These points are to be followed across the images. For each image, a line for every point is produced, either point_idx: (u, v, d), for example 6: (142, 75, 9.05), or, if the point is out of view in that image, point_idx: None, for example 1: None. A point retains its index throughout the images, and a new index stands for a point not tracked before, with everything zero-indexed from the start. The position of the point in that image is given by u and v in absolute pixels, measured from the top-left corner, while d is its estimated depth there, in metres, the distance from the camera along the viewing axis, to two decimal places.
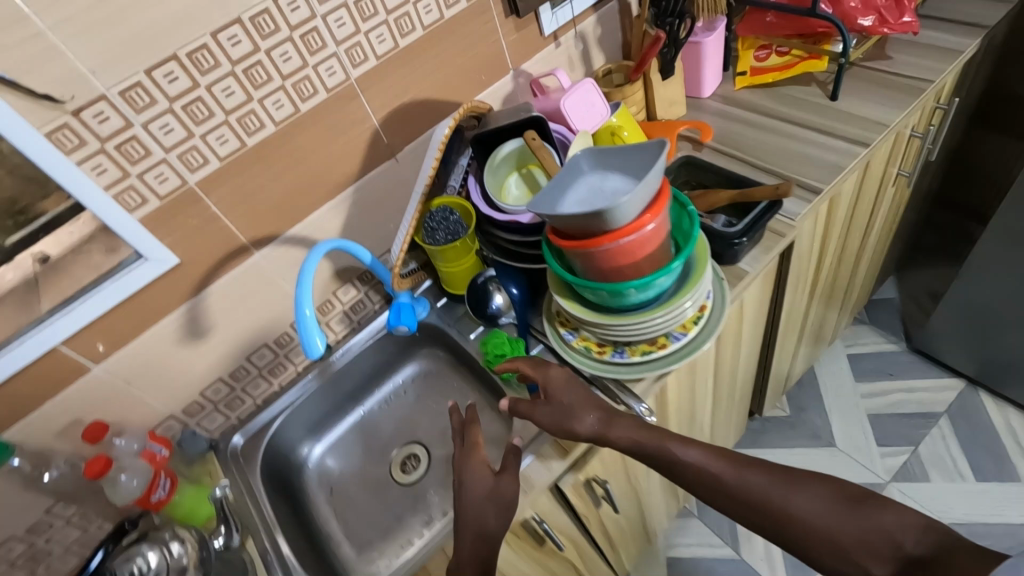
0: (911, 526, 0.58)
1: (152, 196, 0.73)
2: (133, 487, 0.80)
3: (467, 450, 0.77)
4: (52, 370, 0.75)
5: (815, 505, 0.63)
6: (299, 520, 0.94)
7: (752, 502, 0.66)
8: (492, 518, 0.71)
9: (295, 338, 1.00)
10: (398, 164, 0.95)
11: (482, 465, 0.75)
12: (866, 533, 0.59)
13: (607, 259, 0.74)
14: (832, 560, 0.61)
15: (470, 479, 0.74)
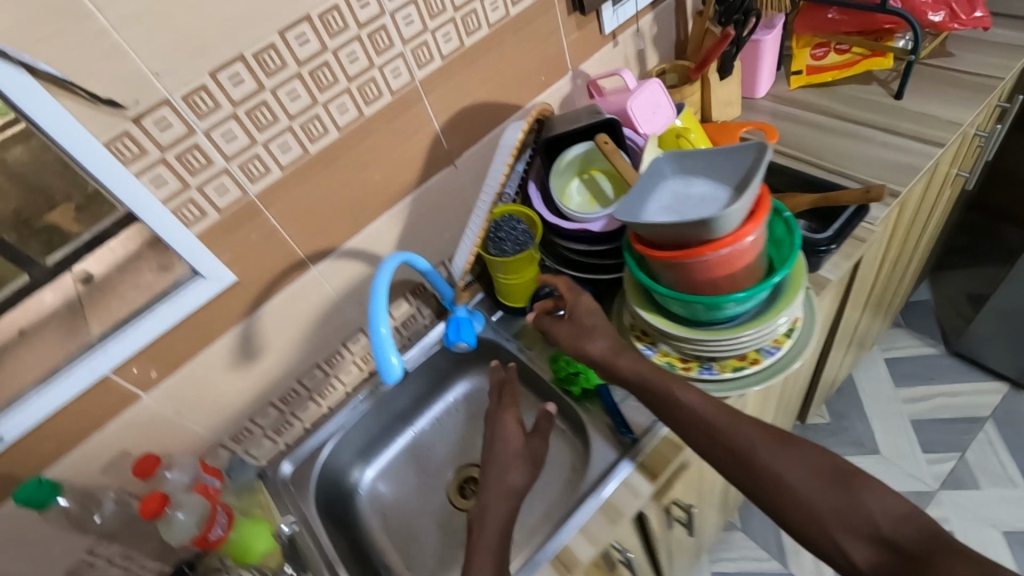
0: (895, 515, 0.55)
1: (212, 209, 0.67)
2: (190, 526, 0.74)
3: (501, 404, 0.82)
4: (101, 400, 0.69)
5: (804, 475, 0.60)
6: (356, 551, 0.89)
7: (736, 452, 0.63)
8: (514, 473, 0.73)
9: (346, 357, 0.94)
10: (457, 170, 0.89)
11: (515, 423, 0.79)
12: (847, 515, 0.57)
13: (707, 270, 0.68)
14: (808, 531, 0.58)
15: (504, 434, 0.77)
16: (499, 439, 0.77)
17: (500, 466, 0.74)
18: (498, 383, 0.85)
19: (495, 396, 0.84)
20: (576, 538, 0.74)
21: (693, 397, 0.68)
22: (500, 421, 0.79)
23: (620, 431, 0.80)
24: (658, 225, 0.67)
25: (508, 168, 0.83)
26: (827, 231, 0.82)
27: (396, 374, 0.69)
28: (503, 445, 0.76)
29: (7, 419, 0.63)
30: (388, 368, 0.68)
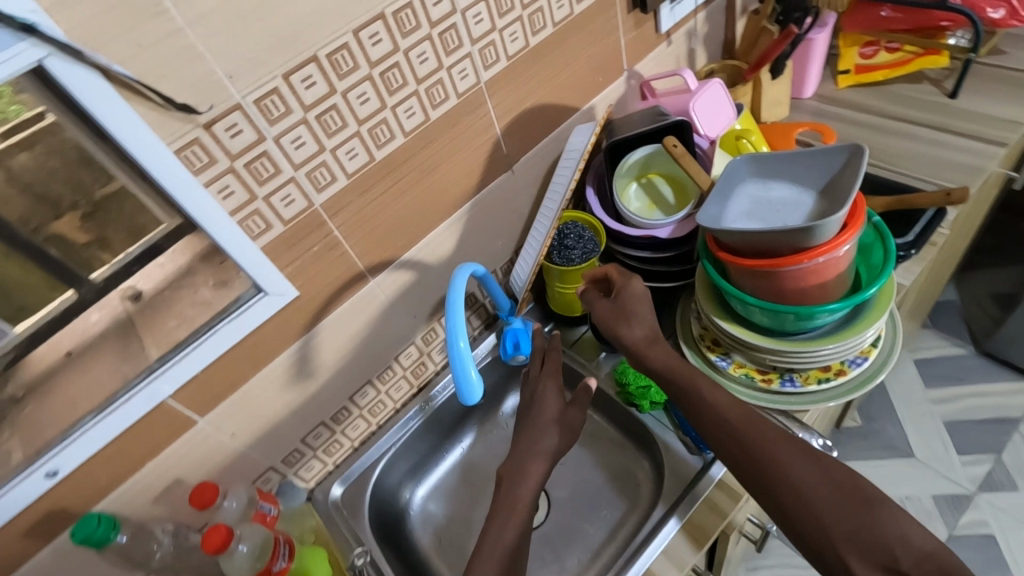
0: (917, 552, 0.51)
1: (277, 221, 0.62)
2: (253, 559, 0.69)
3: (540, 371, 0.82)
4: (158, 426, 0.65)
5: (823, 487, 0.56)
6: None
7: (754, 452, 0.60)
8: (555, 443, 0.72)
9: (397, 373, 0.89)
10: (514, 176, 0.85)
11: (555, 391, 0.77)
12: (865, 539, 0.52)
13: (801, 279, 0.65)
14: (816, 542, 0.55)
15: (545, 403, 0.76)
16: (537, 405, 0.77)
17: (532, 432, 0.73)
18: (541, 352, 0.84)
19: (538, 363, 0.83)
20: (658, 561, 0.70)
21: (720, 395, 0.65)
22: (539, 387, 0.79)
23: (698, 447, 0.77)
24: (750, 231, 0.63)
25: (576, 181, 0.80)
26: (908, 236, 0.80)
27: (477, 393, 0.66)
28: (540, 417, 0.74)
29: (60, 452, 0.58)
30: (469, 389, 0.66)
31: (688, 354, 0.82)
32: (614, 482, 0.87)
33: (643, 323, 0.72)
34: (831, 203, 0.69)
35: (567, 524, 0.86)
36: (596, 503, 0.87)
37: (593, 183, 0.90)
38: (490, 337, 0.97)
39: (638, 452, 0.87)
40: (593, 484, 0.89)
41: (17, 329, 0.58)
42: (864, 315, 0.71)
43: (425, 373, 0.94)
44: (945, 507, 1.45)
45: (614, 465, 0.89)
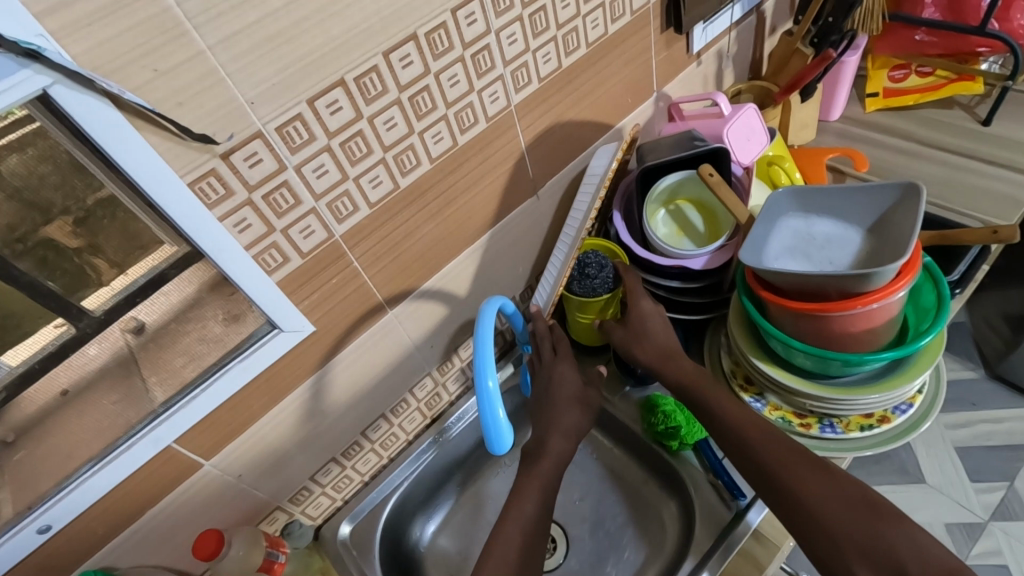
0: (935, 567, 0.47)
1: (295, 254, 0.58)
2: None
3: (551, 359, 0.75)
4: (162, 472, 0.60)
5: (826, 492, 0.54)
6: None
7: (754, 461, 0.59)
8: (574, 417, 0.70)
9: (411, 404, 0.84)
10: (539, 201, 0.81)
11: (574, 387, 0.72)
12: (870, 549, 0.49)
13: (853, 324, 0.61)
14: (822, 551, 0.52)
15: (561, 405, 0.71)
16: (553, 400, 0.71)
17: (541, 435, 0.69)
18: (548, 336, 0.77)
19: (546, 350, 0.76)
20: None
21: (730, 407, 0.63)
22: (554, 374, 0.73)
23: (732, 492, 0.73)
24: (801, 273, 0.59)
25: (599, 203, 0.76)
26: (954, 273, 0.79)
27: (506, 437, 0.63)
28: (557, 425, 0.69)
29: (53, 506, 0.54)
30: (499, 438, 0.62)
31: None
32: (639, 522, 0.83)
33: (678, 361, 0.69)
34: (883, 245, 0.65)
35: (590, 566, 0.81)
36: (619, 544, 0.82)
37: (620, 207, 0.86)
38: (508, 367, 0.92)
39: (664, 492, 0.83)
40: (615, 523, 0.84)
41: (12, 363, 0.52)
42: (914, 366, 0.66)
43: (439, 404, 0.90)
44: (959, 536, 1.35)
45: (638, 504, 0.85)
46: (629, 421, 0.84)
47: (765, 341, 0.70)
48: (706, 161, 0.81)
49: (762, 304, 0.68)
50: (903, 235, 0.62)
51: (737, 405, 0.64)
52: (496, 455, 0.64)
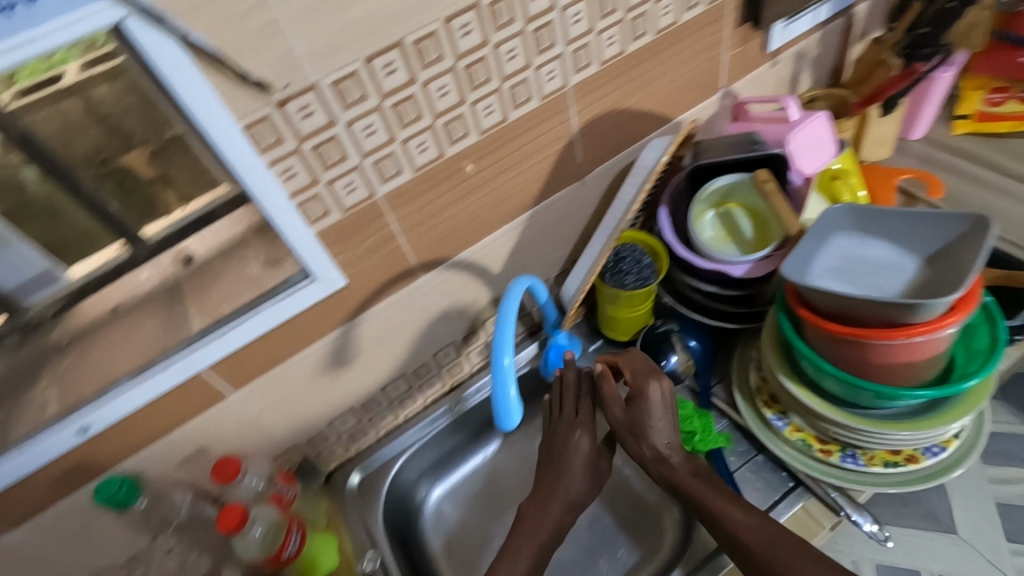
0: None
1: (336, 207, 0.60)
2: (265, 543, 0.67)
3: (566, 422, 0.75)
4: (190, 396, 0.64)
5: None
6: (410, 567, 0.82)
7: (749, 550, 0.59)
8: (576, 487, 0.71)
9: (433, 369, 0.86)
10: (584, 186, 0.80)
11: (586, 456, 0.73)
12: None
13: (891, 356, 0.58)
14: None
15: (569, 473, 0.72)
16: (564, 464, 0.72)
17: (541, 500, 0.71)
18: (575, 389, 0.78)
19: (567, 404, 0.77)
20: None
21: (737, 515, 0.61)
22: (570, 441, 0.73)
23: None
24: (842, 294, 0.56)
25: (645, 194, 0.76)
26: (1017, 319, 0.73)
27: (516, 417, 0.67)
28: (559, 491, 0.71)
29: (93, 409, 0.58)
30: (507, 415, 0.66)
31: (740, 405, 0.77)
32: (639, 521, 0.83)
33: (674, 457, 0.69)
34: (940, 277, 0.61)
35: (583, 558, 0.82)
36: (614, 541, 0.82)
37: (667, 203, 0.83)
38: (531, 346, 0.92)
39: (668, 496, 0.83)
40: (613, 520, 0.84)
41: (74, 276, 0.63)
42: (955, 409, 0.62)
43: (460, 373, 0.91)
44: None
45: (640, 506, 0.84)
46: None
47: (797, 360, 0.67)
48: (763, 166, 0.79)
49: (799, 322, 0.65)
50: (963, 268, 0.58)
51: (738, 504, 0.62)
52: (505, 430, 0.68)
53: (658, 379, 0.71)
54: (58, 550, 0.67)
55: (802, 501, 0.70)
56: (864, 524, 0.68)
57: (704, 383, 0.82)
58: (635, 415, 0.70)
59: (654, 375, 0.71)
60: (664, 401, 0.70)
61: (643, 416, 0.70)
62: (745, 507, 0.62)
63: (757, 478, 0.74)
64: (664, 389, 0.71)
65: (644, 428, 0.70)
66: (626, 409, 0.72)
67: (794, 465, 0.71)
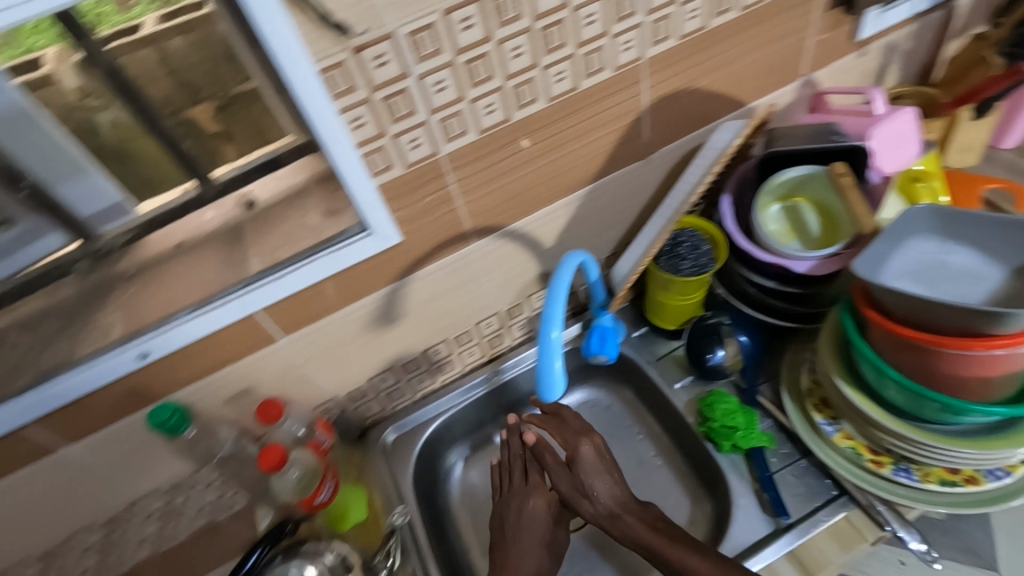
0: None
1: (400, 162, 0.60)
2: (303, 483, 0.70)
3: (513, 495, 0.74)
4: (243, 336, 0.65)
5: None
6: (436, 528, 0.83)
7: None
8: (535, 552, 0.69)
9: (474, 337, 0.86)
10: (647, 166, 0.78)
11: (544, 522, 0.71)
12: None
13: (965, 368, 0.54)
14: None
15: (526, 540, 0.70)
16: (522, 532, 0.70)
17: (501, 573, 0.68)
18: (521, 457, 0.77)
19: (519, 469, 0.76)
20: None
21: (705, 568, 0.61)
22: (526, 509, 0.72)
23: (775, 510, 0.69)
24: (920, 298, 0.53)
25: (710, 179, 0.74)
26: None
27: (557, 388, 0.67)
28: (519, 556, 0.68)
29: (154, 336, 0.60)
30: (551, 385, 0.66)
31: (788, 407, 0.74)
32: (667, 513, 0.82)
33: (626, 514, 0.69)
34: None
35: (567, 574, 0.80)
36: (590, 560, 0.80)
37: (731, 192, 0.80)
38: (574, 326, 0.92)
39: (701, 490, 0.81)
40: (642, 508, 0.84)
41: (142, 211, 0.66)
42: None
43: (501, 345, 0.91)
44: None
45: (670, 497, 0.83)
46: (681, 411, 0.82)
47: (857, 363, 0.64)
48: (839, 159, 0.75)
49: (864, 324, 0.62)
50: None
51: (697, 551, 0.63)
52: (545, 400, 0.68)
53: (590, 437, 0.74)
54: (110, 469, 0.70)
55: (845, 510, 0.67)
56: (911, 542, 0.64)
57: (750, 380, 0.80)
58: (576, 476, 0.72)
59: (586, 435, 0.74)
60: (598, 456, 0.72)
61: (585, 477, 0.71)
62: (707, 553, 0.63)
63: (799, 482, 0.71)
64: (596, 446, 0.73)
65: (587, 488, 0.70)
66: (571, 477, 0.72)
67: (839, 473, 0.68)
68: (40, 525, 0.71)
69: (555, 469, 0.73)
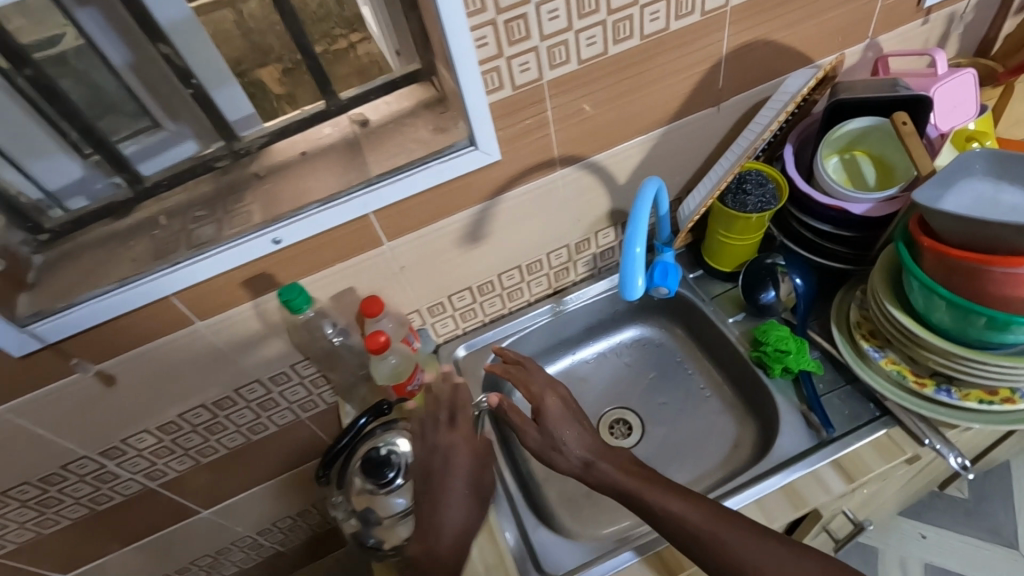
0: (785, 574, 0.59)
1: (509, 83, 0.68)
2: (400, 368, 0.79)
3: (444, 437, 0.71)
4: (356, 235, 0.74)
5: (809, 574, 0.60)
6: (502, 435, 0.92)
7: (699, 539, 0.63)
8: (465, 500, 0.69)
9: (544, 267, 0.94)
10: (717, 114, 0.85)
11: (468, 472, 0.69)
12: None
13: (1009, 287, 0.60)
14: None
15: (450, 489, 0.68)
16: (448, 479, 0.69)
17: (437, 516, 0.67)
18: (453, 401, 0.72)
19: (443, 417, 0.72)
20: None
21: (679, 505, 0.65)
22: (452, 459, 0.69)
23: (821, 425, 0.77)
24: (975, 219, 0.59)
25: (778, 124, 0.79)
26: None
27: (637, 294, 0.73)
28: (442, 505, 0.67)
29: (287, 225, 0.69)
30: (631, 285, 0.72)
31: (837, 338, 0.81)
32: (711, 435, 0.91)
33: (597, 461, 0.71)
34: None
35: (567, 513, 0.87)
36: None
37: (793, 143, 0.87)
38: None
39: (745, 414, 0.90)
40: (686, 430, 0.93)
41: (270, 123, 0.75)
42: None
43: (565, 279, 0.99)
44: None
45: (716, 424, 0.92)
46: (734, 343, 0.89)
47: (908, 292, 0.70)
48: (902, 109, 0.78)
49: (916, 253, 0.68)
50: None
51: (680, 496, 0.66)
52: (625, 297, 0.73)
53: (554, 389, 0.77)
54: (228, 351, 0.80)
55: (886, 428, 0.74)
56: (949, 457, 0.71)
57: (801, 317, 0.86)
58: (546, 430, 0.74)
59: (550, 389, 0.77)
60: (563, 407, 0.75)
61: (556, 427, 0.73)
62: (685, 498, 0.66)
63: (844, 404, 0.78)
64: (563, 399, 0.77)
65: (558, 441, 0.73)
66: (539, 429, 0.75)
67: (883, 394, 0.75)
68: (164, 396, 0.81)
69: (521, 419, 0.75)
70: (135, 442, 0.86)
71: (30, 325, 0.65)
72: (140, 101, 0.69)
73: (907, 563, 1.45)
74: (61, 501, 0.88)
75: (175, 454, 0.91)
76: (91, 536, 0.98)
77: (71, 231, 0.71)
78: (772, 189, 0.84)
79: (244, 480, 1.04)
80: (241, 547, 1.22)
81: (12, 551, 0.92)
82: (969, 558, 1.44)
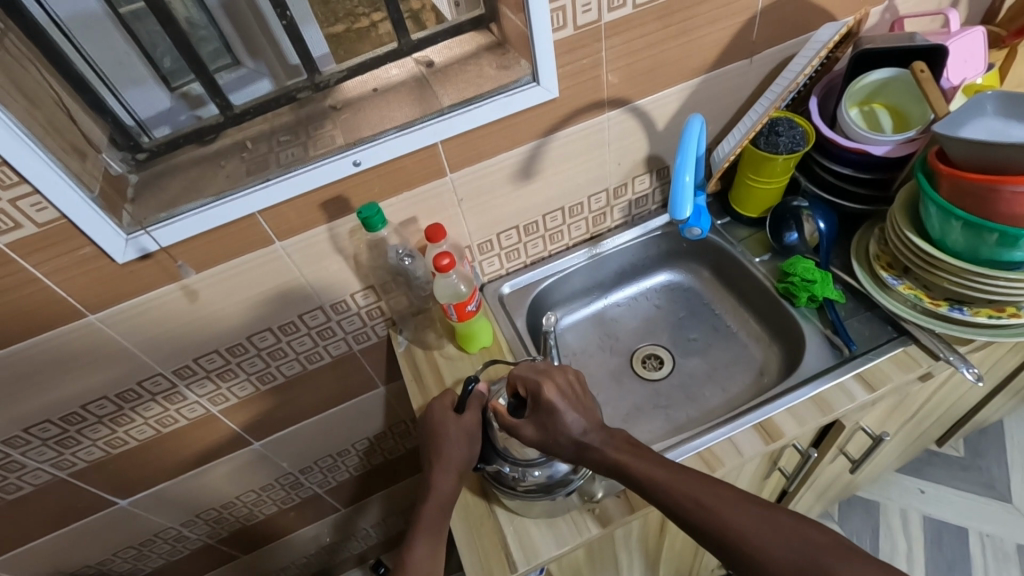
0: (784, 550, 0.58)
1: (571, 23, 0.75)
2: (461, 290, 0.87)
3: (449, 408, 0.80)
4: (423, 163, 0.81)
5: (777, 551, 0.58)
6: None
7: (714, 526, 0.61)
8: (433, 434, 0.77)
9: (585, 210, 1.01)
10: (749, 66, 0.92)
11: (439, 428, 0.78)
12: (794, 552, 0.58)
13: (1019, 205, 0.68)
14: (748, 554, 0.59)
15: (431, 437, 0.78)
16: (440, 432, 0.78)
17: (426, 472, 0.77)
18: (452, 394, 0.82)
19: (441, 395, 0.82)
20: (745, 432, 0.79)
21: (679, 488, 0.64)
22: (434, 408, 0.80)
23: (844, 342, 0.84)
24: (989, 142, 0.68)
25: (811, 70, 0.85)
26: None
27: (684, 211, 0.82)
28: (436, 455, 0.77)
29: (366, 148, 0.76)
30: (680, 204, 0.82)
31: (857, 269, 0.88)
32: (736, 364, 0.99)
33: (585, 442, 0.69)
34: None
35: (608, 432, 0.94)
36: (656, 406, 0.96)
37: (818, 94, 0.94)
38: (665, 215, 1.08)
39: (767, 343, 0.99)
40: (717, 360, 1.00)
41: (343, 60, 0.81)
42: None
43: (602, 225, 1.06)
44: None
45: (743, 354, 1.00)
46: (761, 278, 0.96)
47: (925, 220, 0.79)
48: (920, 58, 0.86)
49: (933, 181, 0.76)
50: None
51: (679, 478, 0.65)
52: (671, 218, 0.83)
53: (552, 380, 0.72)
54: (302, 273, 0.86)
55: (903, 345, 0.82)
56: (965, 369, 0.78)
57: (824, 256, 0.93)
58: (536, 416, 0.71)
59: (548, 378, 0.72)
60: (563, 399, 0.70)
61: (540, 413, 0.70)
62: (696, 483, 0.64)
63: (864, 327, 0.85)
64: (560, 384, 0.72)
65: (549, 420, 0.70)
66: (530, 419, 0.72)
67: (901, 315, 0.82)
68: (237, 316, 0.87)
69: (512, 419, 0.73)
70: (206, 362, 0.92)
71: (149, 227, 0.72)
72: (224, 37, 0.74)
73: (908, 515, 1.50)
74: (132, 420, 0.94)
75: (239, 378, 0.97)
76: (150, 461, 1.03)
77: (164, 153, 0.76)
78: (800, 133, 0.91)
79: (293, 413, 1.10)
80: (283, 485, 1.28)
81: (84, 469, 0.98)
82: (966, 509, 1.49)
